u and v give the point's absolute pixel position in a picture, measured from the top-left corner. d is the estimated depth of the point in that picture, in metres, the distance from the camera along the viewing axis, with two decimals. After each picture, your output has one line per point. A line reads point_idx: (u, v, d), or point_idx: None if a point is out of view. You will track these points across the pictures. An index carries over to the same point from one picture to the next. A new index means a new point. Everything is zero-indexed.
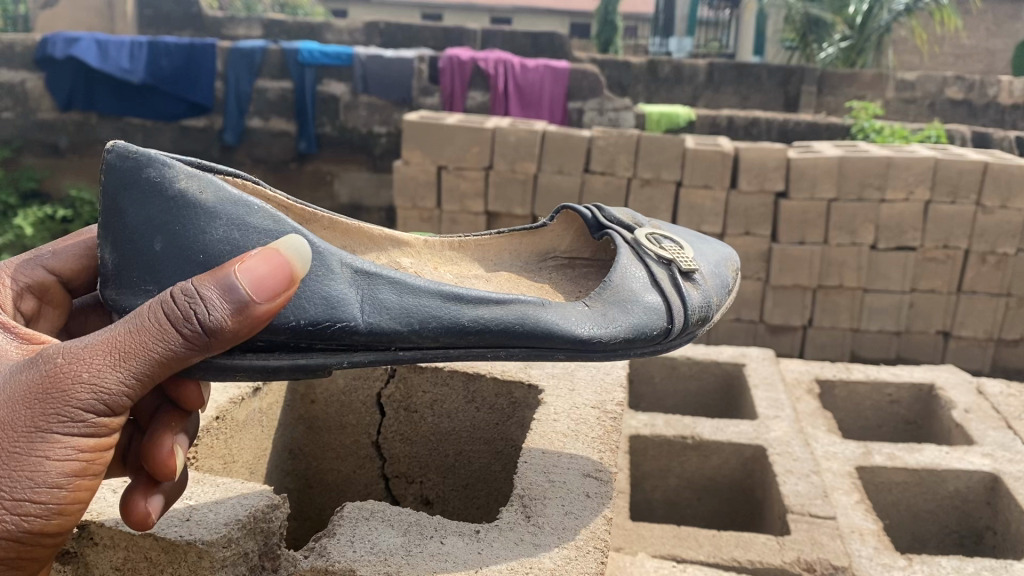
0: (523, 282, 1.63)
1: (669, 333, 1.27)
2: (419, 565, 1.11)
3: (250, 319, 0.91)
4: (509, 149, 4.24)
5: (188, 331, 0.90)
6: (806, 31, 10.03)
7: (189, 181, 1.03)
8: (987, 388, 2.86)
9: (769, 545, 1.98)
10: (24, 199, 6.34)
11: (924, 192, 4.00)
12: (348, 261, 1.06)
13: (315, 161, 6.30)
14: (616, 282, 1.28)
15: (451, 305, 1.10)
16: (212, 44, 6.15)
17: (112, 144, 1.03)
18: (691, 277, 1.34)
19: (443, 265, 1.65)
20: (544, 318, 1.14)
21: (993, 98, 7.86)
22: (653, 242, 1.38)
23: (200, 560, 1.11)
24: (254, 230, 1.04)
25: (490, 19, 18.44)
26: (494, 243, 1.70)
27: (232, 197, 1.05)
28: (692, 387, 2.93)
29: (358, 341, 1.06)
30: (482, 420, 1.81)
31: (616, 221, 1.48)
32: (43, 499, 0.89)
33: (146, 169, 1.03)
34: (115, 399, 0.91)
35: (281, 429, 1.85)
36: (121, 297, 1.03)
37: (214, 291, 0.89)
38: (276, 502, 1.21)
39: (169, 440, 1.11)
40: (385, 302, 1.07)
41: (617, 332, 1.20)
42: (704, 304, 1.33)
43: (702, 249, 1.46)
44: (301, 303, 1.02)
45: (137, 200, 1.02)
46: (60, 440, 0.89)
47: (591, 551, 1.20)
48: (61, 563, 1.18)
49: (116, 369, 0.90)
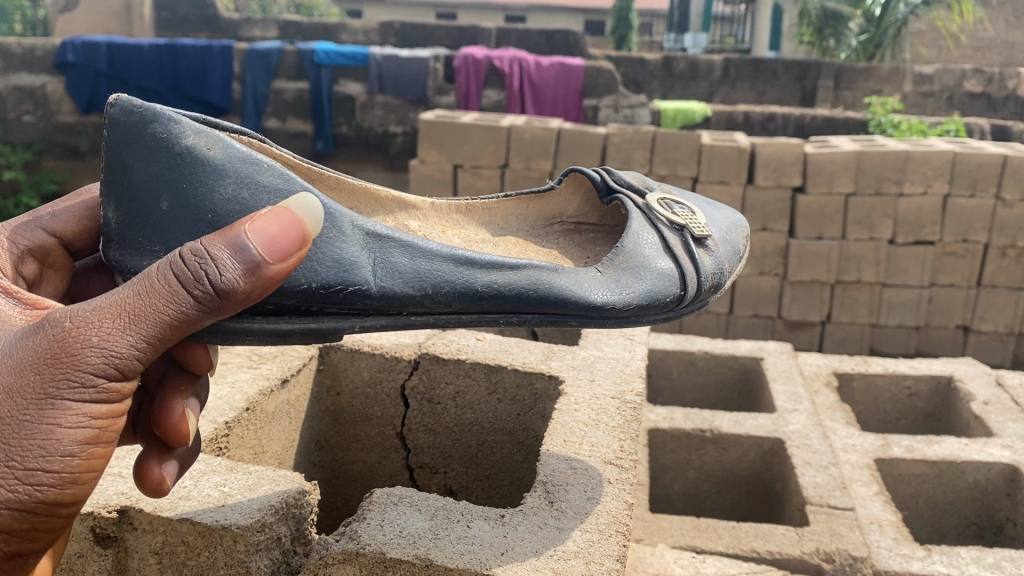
0: (531, 246, 1.64)
1: (681, 301, 1.29)
2: (447, 548, 1.14)
3: (262, 280, 0.91)
4: (525, 146, 4.27)
5: (200, 293, 0.89)
6: (823, 25, 9.65)
7: (196, 138, 1.04)
8: (1006, 379, 2.85)
9: (789, 536, 1.99)
10: (46, 201, 6.44)
11: (944, 185, 3.98)
12: (359, 223, 1.08)
13: (332, 161, 6.35)
14: (629, 247, 1.29)
15: (464, 270, 1.12)
16: (229, 45, 6.23)
17: (114, 98, 1.03)
18: (703, 243, 1.36)
19: (450, 230, 1.66)
20: (557, 283, 1.16)
21: (1013, 90, 7.82)
22: (665, 208, 1.40)
23: (235, 545, 1.15)
24: (264, 189, 1.04)
25: (505, 17, 18.56)
26: (500, 206, 1.72)
27: (240, 154, 1.05)
28: (710, 382, 2.94)
29: (370, 305, 1.08)
30: (504, 411, 1.85)
31: (626, 183, 1.49)
32: (56, 468, 0.89)
33: (151, 125, 1.02)
34: (127, 363, 0.90)
35: (307, 421, 1.90)
36: (126, 258, 1.02)
37: (226, 251, 0.89)
38: (307, 488, 1.25)
39: (180, 404, 1.13)
40: (397, 266, 1.09)
41: (630, 298, 1.22)
42: (716, 270, 1.35)
43: (712, 214, 1.47)
44: (313, 266, 1.04)
45: (141, 155, 1.02)
46: (73, 407, 0.89)
47: (613, 535, 1.23)
48: (101, 547, 1.22)
49: (126, 332, 0.89)
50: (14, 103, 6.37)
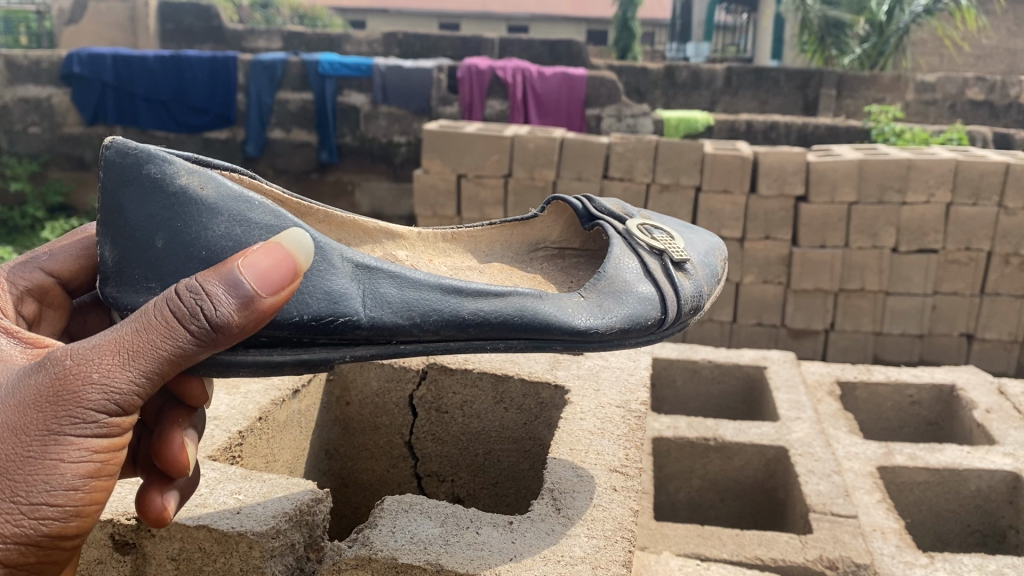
0: (516, 273, 1.67)
1: (663, 323, 1.30)
2: (457, 554, 1.17)
3: (256, 314, 0.93)
4: (528, 156, 4.30)
5: (196, 328, 0.91)
6: (824, 34, 9.78)
7: (189, 178, 1.05)
8: (1009, 388, 2.87)
9: (792, 544, 2.02)
10: (52, 212, 6.51)
11: (946, 194, 4.01)
12: (348, 256, 1.09)
13: (336, 172, 6.39)
14: (610, 273, 1.31)
15: (450, 298, 1.13)
16: (234, 57, 6.28)
17: (109, 141, 1.05)
18: (682, 267, 1.39)
19: (437, 257, 1.68)
20: (541, 309, 1.18)
21: (1015, 98, 7.84)
22: (644, 233, 1.42)
23: (250, 550, 1.18)
24: (255, 226, 1.06)
25: (508, 27, 18.69)
26: (485, 235, 1.74)
27: (232, 192, 1.07)
28: (714, 391, 2.97)
29: (360, 335, 1.09)
30: (511, 419, 1.88)
31: (606, 210, 1.51)
32: (59, 501, 0.92)
33: (146, 165, 1.05)
34: (127, 398, 0.92)
35: (318, 430, 1.93)
36: (122, 295, 1.04)
37: (220, 287, 0.91)
38: (320, 495, 1.28)
39: (178, 435, 1.14)
40: (386, 295, 1.10)
41: (613, 322, 1.23)
42: (695, 293, 1.37)
43: (690, 238, 1.50)
44: (303, 298, 1.05)
45: (137, 196, 1.04)
46: (75, 442, 0.91)
47: (619, 541, 1.25)
48: (120, 554, 1.25)
49: (125, 368, 0.91)
50: (21, 115, 6.44)
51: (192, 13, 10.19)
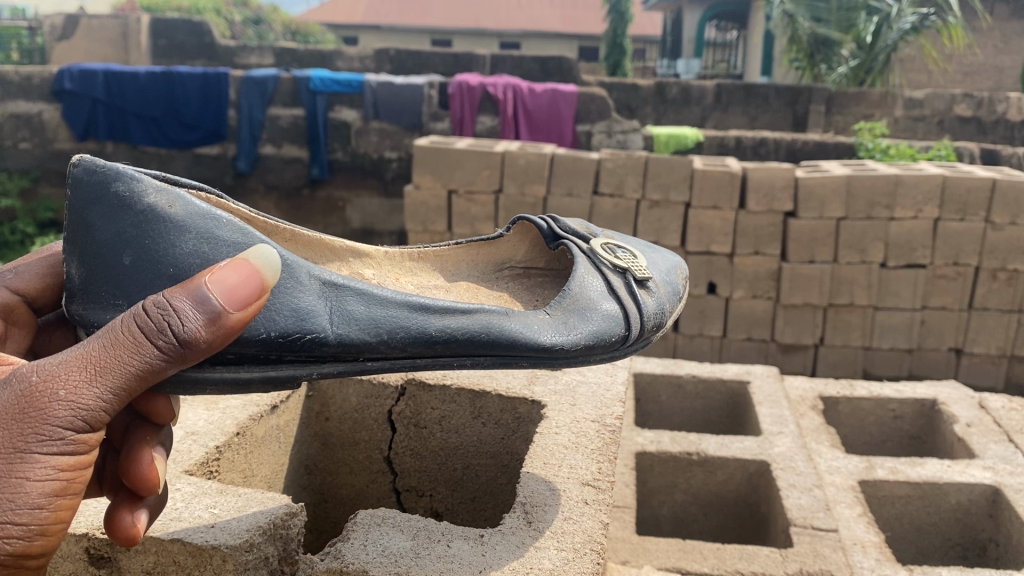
0: (482, 291, 1.68)
1: (626, 340, 1.32)
2: (426, 566, 1.18)
3: (222, 329, 0.95)
4: (518, 172, 4.34)
5: (163, 343, 0.93)
6: (814, 51, 9.89)
7: (157, 196, 1.07)
8: (990, 402, 2.90)
9: (773, 557, 2.03)
10: (42, 228, 6.51)
11: (933, 209, 4.06)
12: (316, 274, 1.11)
13: (326, 188, 6.42)
14: (574, 291, 1.33)
15: (418, 315, 1.15)
16: (226, 73, 6.33)
17: (78, 159, 1.07)
18: (644, 285, 1.41)
19: (404, 276, 1.68)
20: (506, 326, 1.19)
21: (1002, 115, 7.78)
22: (608, 252, 1.45)
23: (224, 564, 1.19)
24: (223, 243, 1.07)
25: (500, 44, 18.91)
26: (451, 253, 1.76)
27: (201, 211, 1.09)
28: (698, 406, 2.99)
29: (328, 352, 1.11)
30: (488, 435, 1.89)
31: (570, 230, 1.54)
32: (24, 520, 0.91)
33: (114, 184, 1.06)
34: (93, 414, 0.93)
35: (296, 446, 1.93)
36: (88, 312, 1.05)
37: (187, 302, 0.93)
38: (294, 509, 1.29)
39: (147, 453, 1.15)
40: (353, 313, 1.12)
41: (577, 338, 1.25)
42: (657, 311, 1.39)
43: (652, 256, 1.53)
44: (271, 316, 1.06)
45: (106, 214, 1.06)
46: (41, 459, 0.92)
47: (588, 553, 1.26)
48: (95, 567, 1.26)
49: (92, 384, 0.92)
50: (11, 130, 6.44)
51: (185, 29, 10.17)
